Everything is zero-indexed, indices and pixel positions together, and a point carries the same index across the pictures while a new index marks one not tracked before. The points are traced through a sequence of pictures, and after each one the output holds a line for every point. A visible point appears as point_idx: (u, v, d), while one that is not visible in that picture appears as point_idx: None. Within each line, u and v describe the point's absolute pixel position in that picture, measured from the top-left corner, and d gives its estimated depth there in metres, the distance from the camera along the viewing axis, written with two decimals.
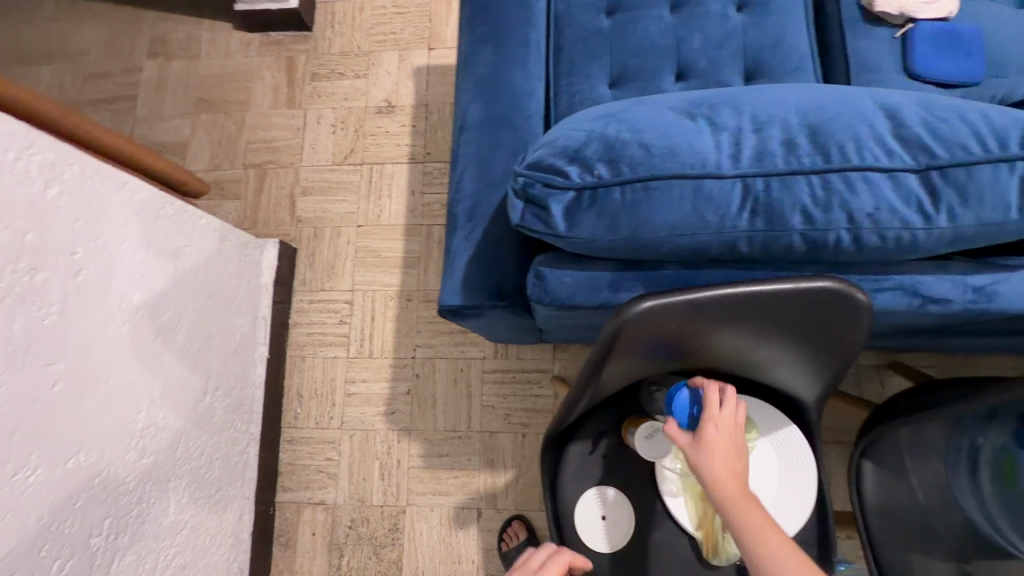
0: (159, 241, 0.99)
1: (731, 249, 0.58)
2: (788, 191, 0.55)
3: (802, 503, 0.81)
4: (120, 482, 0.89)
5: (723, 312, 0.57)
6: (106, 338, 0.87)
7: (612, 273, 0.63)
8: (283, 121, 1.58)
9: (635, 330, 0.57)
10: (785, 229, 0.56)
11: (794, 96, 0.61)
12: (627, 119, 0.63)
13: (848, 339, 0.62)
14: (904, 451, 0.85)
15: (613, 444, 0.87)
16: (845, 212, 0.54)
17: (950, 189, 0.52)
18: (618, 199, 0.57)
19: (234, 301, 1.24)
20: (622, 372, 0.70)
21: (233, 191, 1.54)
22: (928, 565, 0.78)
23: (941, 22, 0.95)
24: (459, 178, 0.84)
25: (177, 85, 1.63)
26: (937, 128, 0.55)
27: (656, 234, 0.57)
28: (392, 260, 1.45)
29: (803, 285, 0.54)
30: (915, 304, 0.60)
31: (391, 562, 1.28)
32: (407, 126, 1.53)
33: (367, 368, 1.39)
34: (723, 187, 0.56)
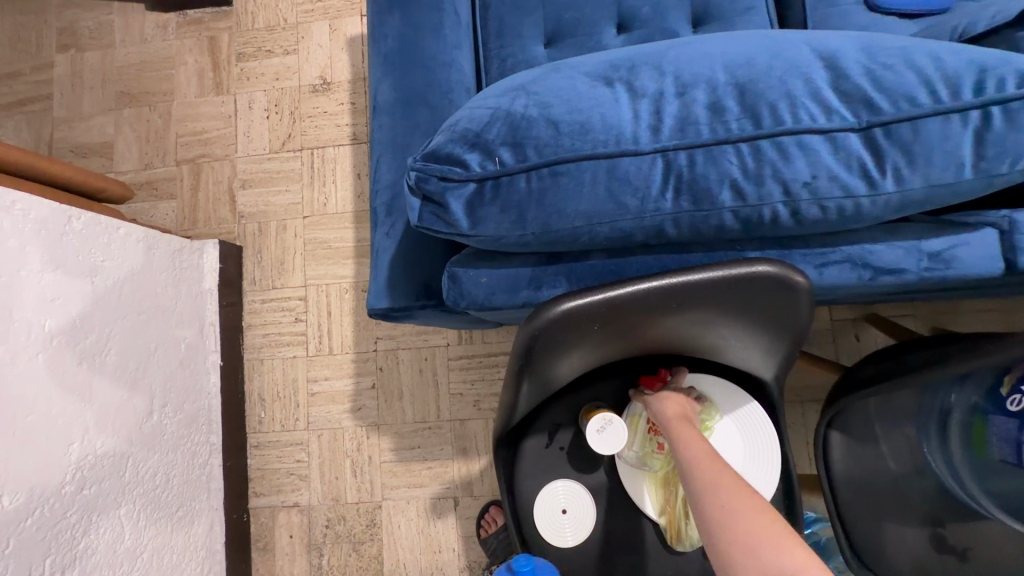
0: (68, 260, 0.92)
1: (658, 233, 0.51)
2: (714, 165, 0.48)
3: (767, 482, 0.77)
4: (58, 520, 0.86)
5: (655, 305, 0.52)
6: (17, 373, 0.81)
7: (532, 269, 0.56)
8: (212, 109, 1.46)
9: (559, 331, 0.52)
10: (713, 207, 0.49)
11: (722, 49, 0.53)
12: (536, 90, 0.55)
13: (795, 321, 0.57)
14: (873, 417, 0.80)
15: (570, 435, 0.83)
16: (779, 182, 0.47)
17: (896, 149, 0.46)
18: (524, 188, 0.50)
19: (174, 311, 1.17)
20: (562, 368, 0.65)
21: (168, 191, 1.44)
22: (901, 532, 0.76)
23: None
24: (376, 167, 0.76)
25: (94, 79, 1.50)
26: (881, 77, 0.47)
27: (569, 225, 0.50)
28: (343, 251, 1.37)
29: (735, 271, 0.49)
30: (865, 277, 0.54)
31: (371, 557, 1.27)
32: (346, 104, 1.42)
33: (329, 365, 1.34)
34: (641, 166, 0.49)
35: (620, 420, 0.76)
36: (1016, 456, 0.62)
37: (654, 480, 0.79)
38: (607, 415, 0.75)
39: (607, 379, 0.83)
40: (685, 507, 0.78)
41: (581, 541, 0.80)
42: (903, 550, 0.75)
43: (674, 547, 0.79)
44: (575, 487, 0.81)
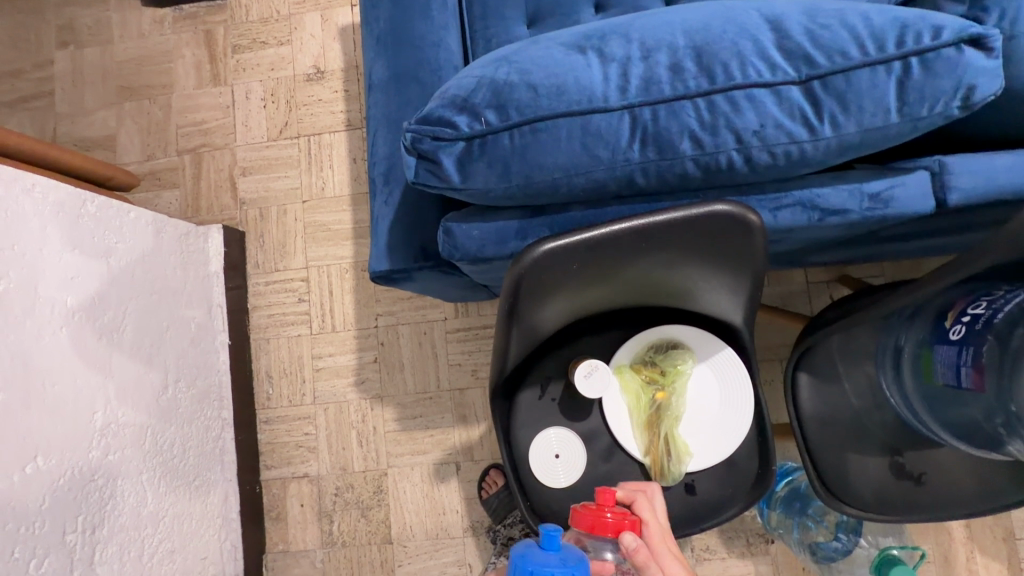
0: (83, 241, 0.98)
1: (629, 183, 0.58)
2: (675, 118, 0.54)
3: (740, 422, 0.84)
4: (88, 481, 0.92)
5: (625, 246, 0.58)
6: (44, 345, 0.87)
7: (518, 222, 0.62)
8: (211, 100, 1.51)
9: (541, 273, 0.58)
10: (676, 156, 0.55)
11: (682, 17, 0.59)
12: (516, 60, 0.60)
13: (754, 261, 0.63)
14: (836, 358, 0.87)
15: (562, 387, 0.89)
16: (732, 131, 0.54)
17: (832, 98, 0.52)
18: (508, 144, 0.56)
19: (183, 293, 1.23)
20: (549, 313, 0.71)
21: (171, 180, 1.49)
22: (863, 460, 0.84)
23: None
24: (373, 140, 0.82)
25: (94, 74, 1.54)
26: (820, 36, 0.53)
27: (549, 177, 0.56)
28: (342, 232, 1.42)
29: (696, 212, 0.55)
30: (814, 218, 0.60)
31: (380, 521, 1.33)
32: (340, 91, 1.47)
33: (332, 342, 1.40)
34: (611, 121, 0.55)
35: (605, 366, 0.84)
36: (956, 379, 0.67)
37: (639, 421, 0.87)
38: (592, 362, 0.83)
39: (594, 333, 0.89)
40: (667, 445, 0.85)
41: (574, 482, 0.87)
42: (864, 476, 0.84)
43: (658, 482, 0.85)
44: (566, 434, 0.88)
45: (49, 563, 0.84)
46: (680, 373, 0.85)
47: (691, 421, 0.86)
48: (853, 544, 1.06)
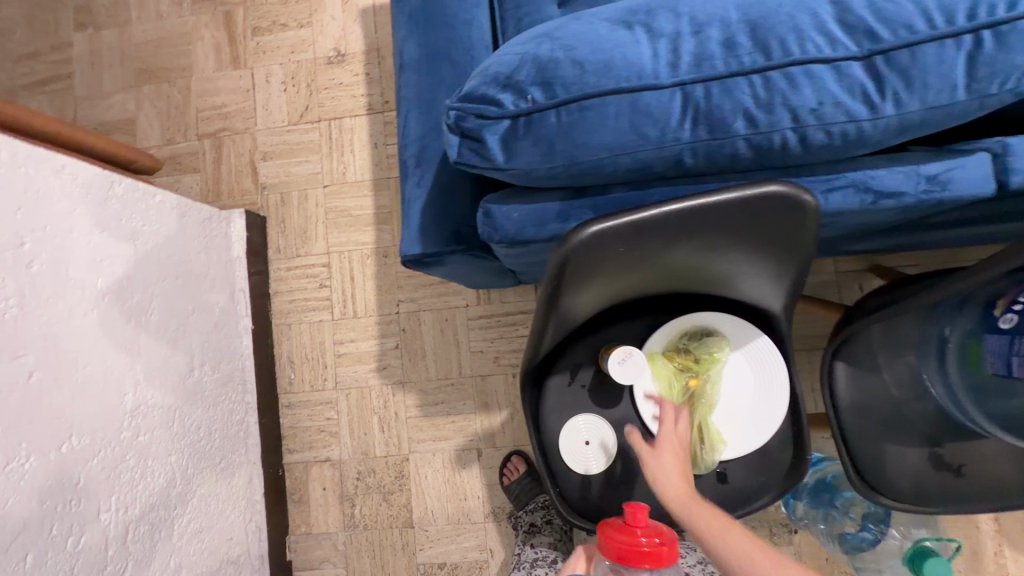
0: (111, 223, 0.98)
1: (676, 163, 0.56)
2: (729, 96, 0.52)
3: (776, 411, 0.83)
4: (119, 461, 0.93)
5: (672, 228, 0.57)
6: (75, 325, 0.87)
7: (560, 203, 0.61)
8: (231, 83, 1.50)
9: (585, 256, 0.57)
10: (728, 135, 0.53)
11: None
12: (560, 36, 0.58)
13: (803, 244, 0.61)
14: (876, 347, 0.86)
15: (592, 374, 0.88)
16: (788, 109, 0.52)
17: (895, 74, 0.50)
18: (554, 122, 0.54)
19: (207, 277, 1.23)
20: (584, 299, 0.70)
21: (192, 164, 1.49)
22: (901, 451, 0.83)
23: None
24: (404, 121, 0.80)
25: (113, 57, 1.54)
26: (883, 9, 0.51)
27: (594, 156, 0.55)
28: (363, 218, 1.42)
29: (749, 192, 0.53)
30: (867, 201, 0.58)
31: (401, 506, 1.34)
32: (361, 75, 1.45)
33: (354, 328, 1.40)
34: (661, 99, 0.53)
35: (639, 353, 0.82)
36: (1005, 368, 0.66)
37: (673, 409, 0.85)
38: (625, 350, 0.81)
39: (625, 320, 0.88)
40: (700, 433, 0.84)
41: (605, 468, 0.86)
42: (903, 467, 0.82)
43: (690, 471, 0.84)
44: (597, 422, 0.87)
45: (85, 540, 0.85)
46: (714, 361, 0.84)
47: (725, 409, 0.85)
48: (884, 535, 1.05)
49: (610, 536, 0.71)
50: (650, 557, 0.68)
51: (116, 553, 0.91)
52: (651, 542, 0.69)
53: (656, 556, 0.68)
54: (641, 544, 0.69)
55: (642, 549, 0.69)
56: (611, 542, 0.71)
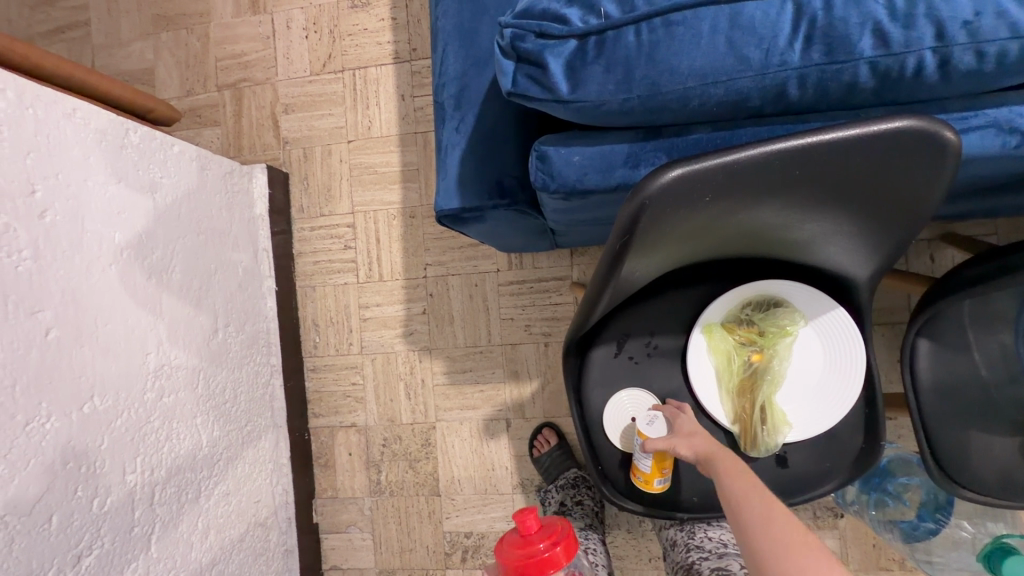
0: (128, 173, 0.92)
1: (778, 97, 0.46)
2: (855, 6, 0.43)
3: (849, 390, 0.74)
4: (143, 423, 0.89)
5: (769, 175, 0.48)
6: (93, 281, 0.83)
7: (629, 146, 0.53)
8: (250, 29, 1.41)
9: (663, 208, 0.48)
10: (850, 58, 0.44)
11: None
12: None
13: (921, 198, 0.51)
14: (967, 324, 0.76)
15: (641, 345, 0.81)
16: (931, 22, 0.43)
17: None
18: (634, 43, 0.45)
19: (229, 234, 1.17)
20: (647, 259, 0.61)
21: (212, 117, 1.42)
22: (988, 440, 0.74)
23: None
24: (440, 56, 0.71)
25: (129, 2, 1.45)
26: None
27: (681, 85, 0.46)
28: (389, 176, 1.34)
29: (871, 129, 0.44)
30: (1008, 145, 0.49)
31: (428, 474, 1.31)
32: (387, 19, 1.34)
33: (380, 292, 1.34)
34: (769, 12, 0.44)
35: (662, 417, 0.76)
36: None
37: (731, 388, 0.78)
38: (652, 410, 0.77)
39: (681, 288, 0.80)
40: (762, 412, 0.76)
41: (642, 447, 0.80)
42: (989, 457, 0.74)
43: (749, 453, 0.77)
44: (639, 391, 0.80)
45: (111, 501, 0.83)
46: (783, 334, 0.76)
47: (790, 387, 0.77)
48: (945, 526, 0.96)
49: (508, 553, 0.72)
50: (547, 562, 0.71)
51: (143, 515, 0.88)
52: (547, 548, 0.72)
53: (552, 561, 0.71)
54: (538, 551, 0.72)
55: (539, 555, 0.72)
56: (510, 561, 0.71)
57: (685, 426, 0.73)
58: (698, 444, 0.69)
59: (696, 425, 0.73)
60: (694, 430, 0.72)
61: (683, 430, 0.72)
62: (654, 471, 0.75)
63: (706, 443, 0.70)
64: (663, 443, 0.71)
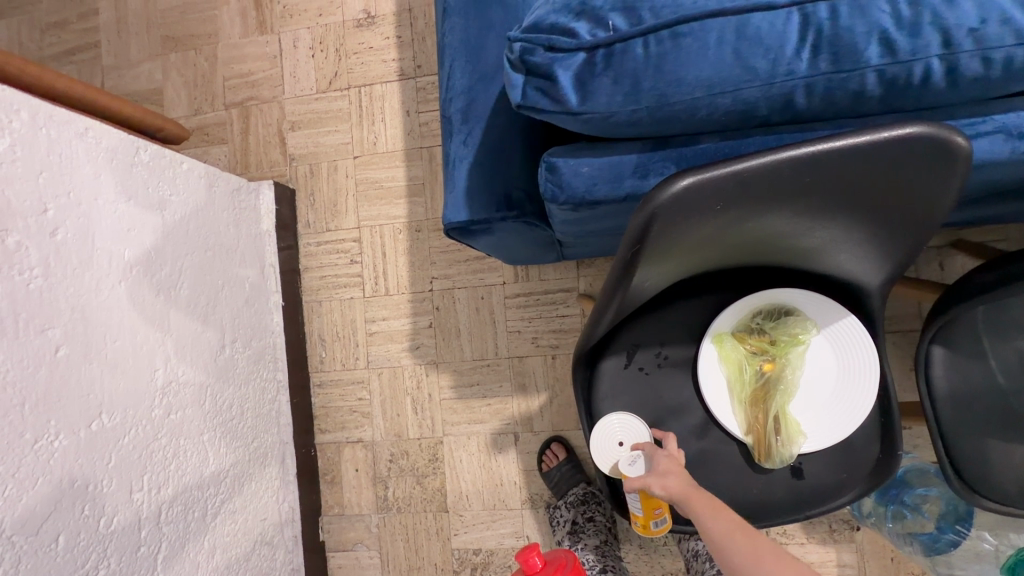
0: (138, 191, 0.93)
1: (786, 105, 0.47)
2: (861, 16, 0.44)
3: (862, 398, 0.73)
4: (150, 441, 0.89)
5: (778, 183, 0.47)
6: (102, 298, 0.83)
7: (637, 157, 0.53)
8: (258, 49, 1.43)
9: (673, 217, 0.48)
10: (856, 66, 0.44)
11: None
12: None
13: (932, 204, 0.51)
14: (980, 330, 0.75)
15: (650, 356, 0.80)
16: (938, 30, 0.43)
17: None
18: (641, 54, 0.46)
19: (237, 250, 1.18)
20: (655, 269, 0.61)
21: (219, 135, 1.44)
22: (1007, 448, 0.73)
23: None
24: (446, 71, 0.72)
25: (139, 25, 1.48)
26: None
27: (690, 96, 0.46)
28: (395, 190, 1.35)
29: (881, 136, 0.44)
30: (1019, 150, 0.49)
31: (435, 490, 1.30)
32: (392, 37, 1.36)
33: (386, 306, 1.34)
34: (775, 22, 0.44)
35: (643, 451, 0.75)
36: None
37: (743, 398, 0.77)
38: (635, 447, 0.75)
39: (689, 298, 0.79)
40: (776, 423, 0.75)
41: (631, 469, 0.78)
42: (1010, 466, 0.72)
43: (763, 465, 0.75)
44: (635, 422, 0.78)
45: (118, 520, 0.82)
46: (795, 343, 0.75)
47: (803, 397, 0.76)
48: (965, 538, 0.95)
49: None
50: None
51: (150, 533, 0.88)
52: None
53: None
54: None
55: None
56: None
57: (659, 463, 0.71)
58: (672, 484, 0.69)
59: (674, 459, 0.72)
60: (669, 466, 0.71)
61: (659, 468, 0.71)
62: (647, 513, 0.74)
63: (681, 483, 0.69)
64: (640, 485, 0.71)
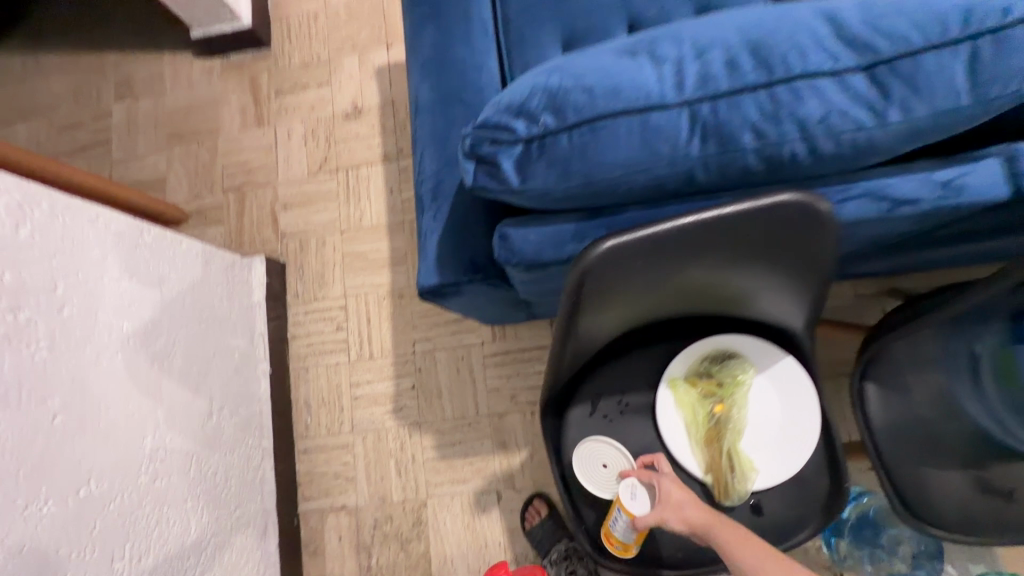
0: (139, 269, 1.01)
1: (688, 180, 0.58)
2: (735, 111, 0.55)
3: (806, 435, 0.80)
4: (135, 508, 0.91)
5: (688, 242, 0.57)
6: (100, 368, 0.89)
7: (576, 225, 0.63)
8: (255, 141, 1.59)
9: (602, 273, 0.57)
10: (736, 149, 0.55)
11: (733, 19, 0.61)
12: (569, 67, 0.61)
13: (822, 255, 0.61)
14: (903, 366, 0.84)
15: (613, 404, 0.86)
16: (796, 120, 0.54)
17: (900, 83, 0.53)
18: (567, 145, 0.57)
19: (228, 321, 1.25)
20: (601, 319, 0.70)
21: (216, 217, 1.55)
22: (943, 476, 0.78)
23: None
24: (428, 166, 0.84)
25: (147, 123, 1.64)
26: (881, 24, 0.54)
27: (609, 174, 0.57)
28: (379, 260, 1.45)
29: (762, 202, 0.54)
30: (884, 208, 0.59)
31: (420, 556, 1.28)
32: (377, 126, 1.53)
33: (370, 370, 1.39)
34: (669, 117, 0.56)
35: (637, 479, 0.78)
36: None
37: (699, 439, 0.83)
38: (628, 480, 0.78)
39: (644, 348, 0.87)
40: (730, 460, 0.81)
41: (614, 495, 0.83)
42: (948, 495, 0.77)
43: (722, 504, 0.80)
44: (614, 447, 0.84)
45: None
46: (739, 384, 0.82)
47: (754, 435, 0.83)
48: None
49: None
50: None
51: None
52: None
53: None
54: None
55: None
56: None
57: (669, 495, 0.74)
58: (690, 514, 0.72)
59: (676, 487, 0.76)
60: (680, 496, 0.74)
61: (668, 499, 0.74)
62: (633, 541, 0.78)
63: (697, 511, 0.72)
64: (654, 520, 0.73)
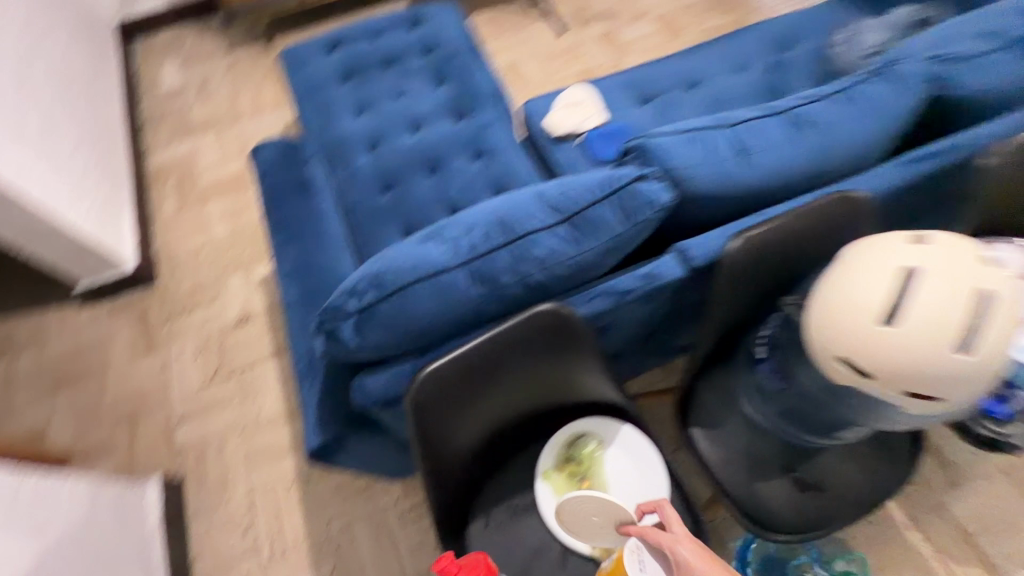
0: (18, 521, 1.00)
1: (479, 312, 0.81)
2: (490, 263, 0.80)
3: (658, 485, 0.97)
4: None
5: (489, 355, 0.79)
6: None
7: (411, 363, 0.81)
8: (146, 366, 1.66)
9: (432, 392, 0.77)
10: (498, 287, 0.80)
11: (487, 206, 0.90)
12: (384, 256, 0.86)
13: (589, 339, 0.85)
14: (716, 409, 1.03)
15: (503, 512, 0.97)
16: (530, 261, 0.81)
17: (584, 227, 0.82)
18: (383, 309, 0.78)
19: (120, 556, 1.20)
20: (470, 441, 0.86)
21: (106, 450, 1.54)
22: (772, 487, 0.95)
23: (601, 128, 1.42)
24: (309, 348, 1.04)
25: (28, 375, 1.66)
26: (566, 194, 0.85)
27: (417, 322, 0.79)
28: (283, 449, 1.50)
29: (523, 316, 0.79)
30: (615, 300, 0.85)
31: None
32: (267, 326, 1.69)
33: (285, 566, 1.35)
34: (449, 276, 0.80)
35: (642, 548, 0.78)
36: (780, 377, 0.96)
37: None
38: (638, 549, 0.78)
39: (522, 452, 1.01)
40: None
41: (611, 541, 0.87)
42: (781, 501, 0.94)
43: None
44: (603, 501, 0.83)
45: None
46: (596, 457, 0.98)
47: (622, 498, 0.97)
48: None
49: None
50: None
51: None
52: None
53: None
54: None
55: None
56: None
57: (686, 566, 0.72)
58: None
59: (690, 549, 0.74)
60: (696, 564, 0.72)
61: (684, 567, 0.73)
62: None
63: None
64: None
